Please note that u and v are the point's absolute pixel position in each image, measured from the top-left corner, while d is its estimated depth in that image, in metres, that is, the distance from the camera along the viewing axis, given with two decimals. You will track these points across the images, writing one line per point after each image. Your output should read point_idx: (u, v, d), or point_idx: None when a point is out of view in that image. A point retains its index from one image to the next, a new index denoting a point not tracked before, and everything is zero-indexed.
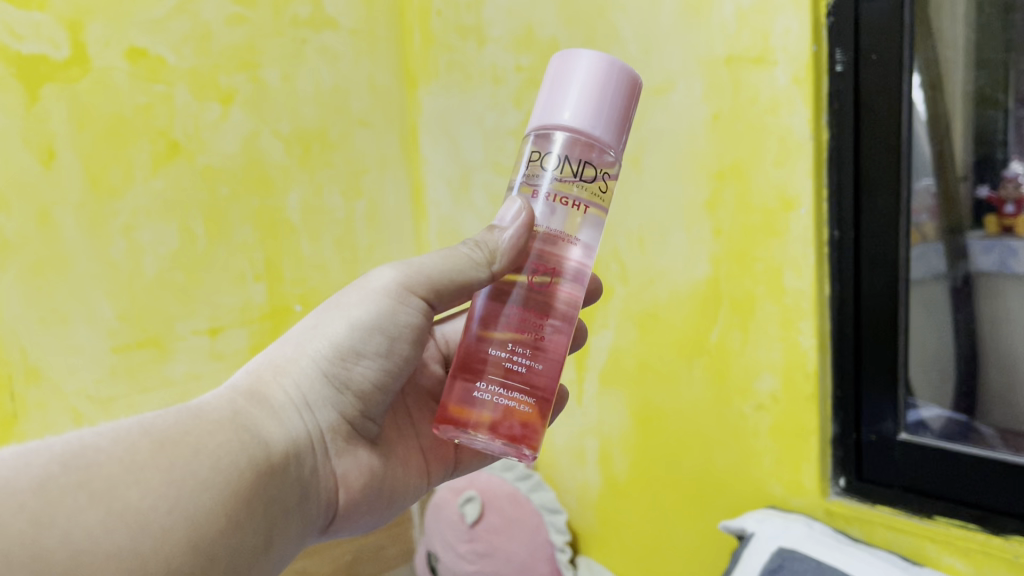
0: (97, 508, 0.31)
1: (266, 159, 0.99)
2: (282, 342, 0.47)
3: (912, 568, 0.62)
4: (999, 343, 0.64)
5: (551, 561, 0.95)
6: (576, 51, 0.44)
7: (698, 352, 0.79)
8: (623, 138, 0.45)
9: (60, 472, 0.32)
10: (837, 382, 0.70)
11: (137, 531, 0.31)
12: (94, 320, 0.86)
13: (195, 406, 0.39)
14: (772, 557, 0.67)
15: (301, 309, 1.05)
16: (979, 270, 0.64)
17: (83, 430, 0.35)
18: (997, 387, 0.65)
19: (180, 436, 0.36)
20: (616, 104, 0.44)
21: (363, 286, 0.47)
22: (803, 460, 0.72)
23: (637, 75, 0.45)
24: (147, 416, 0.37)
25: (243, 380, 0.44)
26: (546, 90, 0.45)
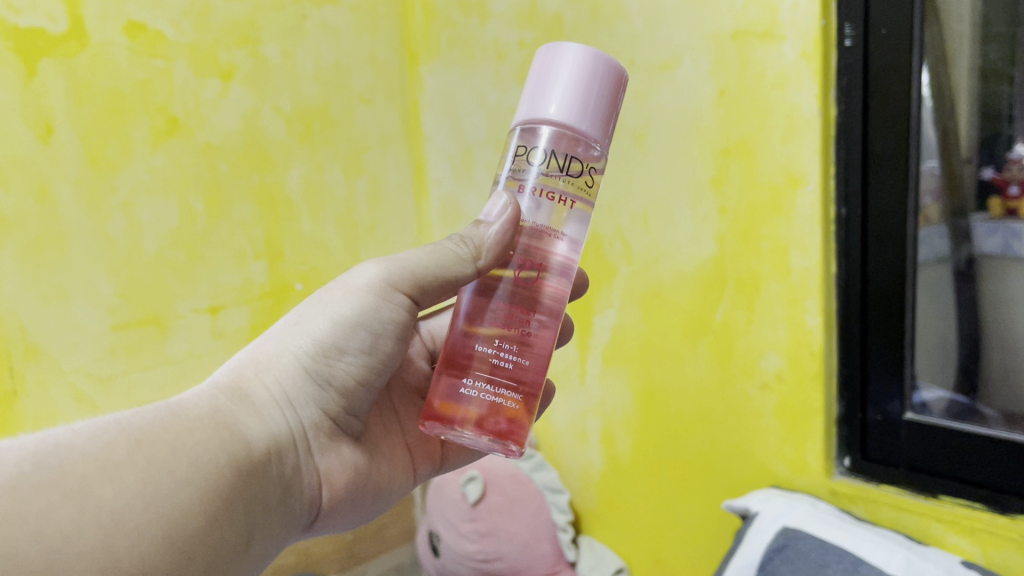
0: (70, 506, 0.30)
1: (266, 136, 0.98)
2: (264, 341, 0.47)
3: (918, 548, 0.62)
4: (1001, 327, 0.63)
5: (553, 541, 0.95)
6: (562, 44, 0.43)
7: (702, 331, 0.78)
8: (610, 132, 0.44)
9: (34, 470, 0.31)
10: (843, 359, 0.69)
11: (110, 529, 0.31)
12: (94, 298, 0.85)
13: (175, 404, 0.38)
14: (777, 537, 0.67)
15: (301, 288, 1.05)
16: (983, 252, 0.62)
17: (55, 427, 0.34)
18: (999, 369, 0.64)
19: (158, 434, 0.35)
20: (603, 95, 0.43)
21: (346, 282, 0.46)
22: (808, 439, 0.71)
23: (624, 69, 0.44)
24: (122, 414, 0.36)
25: (225, 377, 0.43)
26: (529, 85, 0.44)
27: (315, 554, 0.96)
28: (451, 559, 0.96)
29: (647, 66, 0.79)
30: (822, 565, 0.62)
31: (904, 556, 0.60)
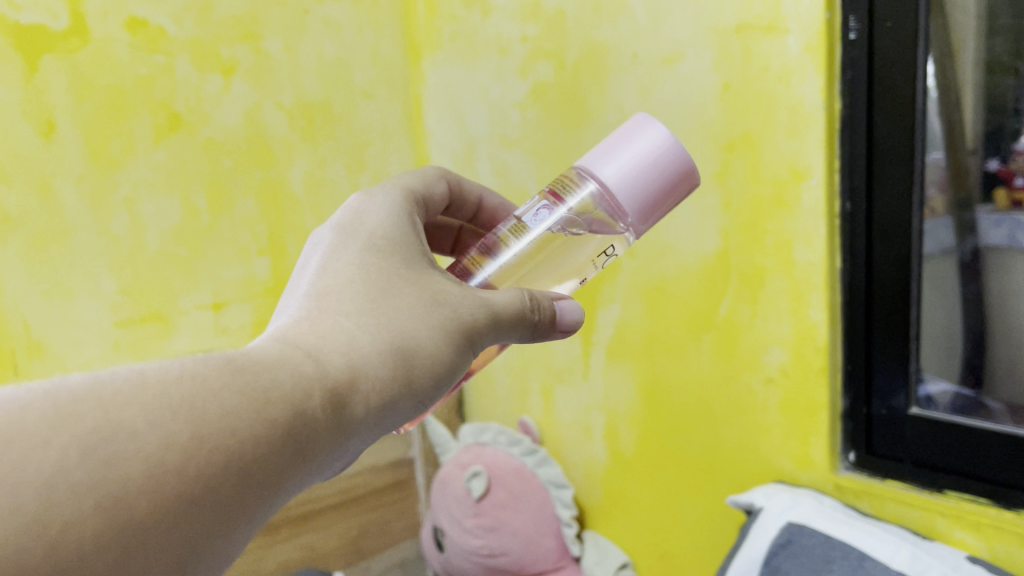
0: (99, 516, 0.26)
1: (268, 132, 0.98)
2: (364, 306, 0.40)
3: (923, 543, 0.61)
4: (1006, 320, 0.63)
5: (558, 536, 0.95)
6: (649, 131, 0.52)
7: (706, 326, 0.78)
8: (648, 219, 0.52)
9: (63, 471, 0.26)
10: (848, 354, 0.69)
11: (132, 552, 0.27)
12: (97, 294, 0.86)
13: (270, 396, 0.33)
14: (782, 532, 0.67)
15: None
16: (988, 244, 0.62)
17: (103, 394, 0.29)
18: (1004, 363, 0.63)
19: (230, 440, 0.30)
20: (657, 187, 0.51)
21: (451, 314, 0.42)
22: (813, 434, 0.71)
23: (689, 175, 0.52)
24: (199, 389, 0.31)
25: (335, 360, 0.36)
26: (607, 144, 0.53)
27: (320, 549, 0.96)
28: (455, 554, 0.95)
29: (649, 60, 0.78)
30: (827, 561, 0.62)
31: (910, 550, 0.60)
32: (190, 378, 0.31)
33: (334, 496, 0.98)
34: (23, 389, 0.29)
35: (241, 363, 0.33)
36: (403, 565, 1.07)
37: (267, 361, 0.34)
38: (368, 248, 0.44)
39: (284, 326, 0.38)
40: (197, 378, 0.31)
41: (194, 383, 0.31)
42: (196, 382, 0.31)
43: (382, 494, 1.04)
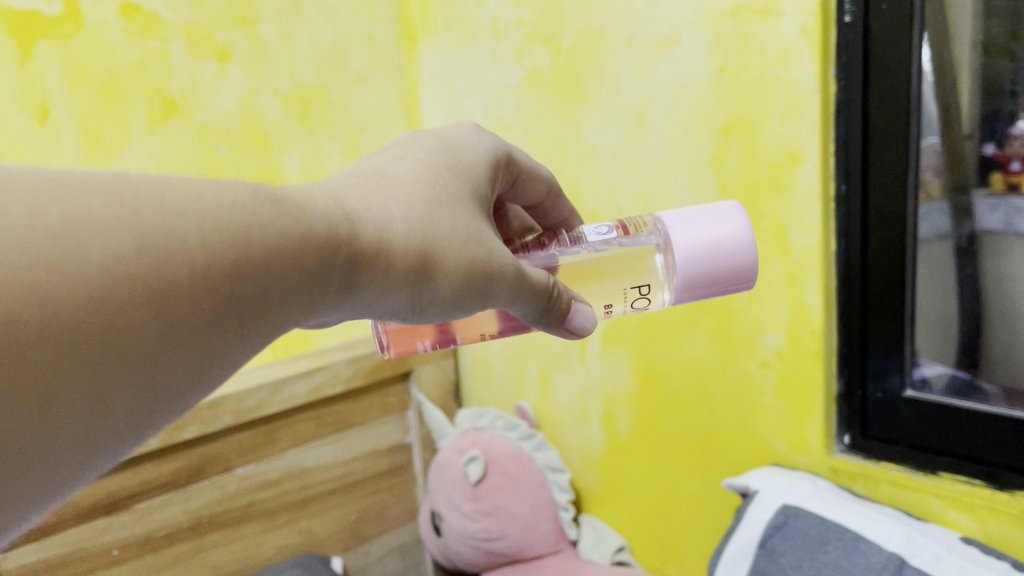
0: (135, 291, 0.28)
1: (264, 117, 0.98)
2: (412, 197, 0.41)
3: (916, 523, 0.62)
4: (1003, 302, 0.63)
5: (555, 520, 0.95)
6: (739, 221, 0.52)
7: (703, 311, 0.79)
8: (692, 293, 0.52)
9: (118, 262, 0.28)
10: (843, 337, 0.70)
11: (149, 335, 0.29)
12: None
13: (299, 242, 0.35)
14: (776, 514, 0.67)
15: None
16: (984, 228, 0.62)
17: (164, 200, 0.31)
18: (1000, 346, 0.63)
19: (255, 273, 0.33)
20: (713, 272, 0.51)
21: (486, 251, 0.43)
22: (808, 417, 0.72)
23: (750, 277, 0.52)
24: (253, 219, 0.33)
25: (366, 231, 0.38)
26: (692, 209, 0.54)
27: (319, 534, 0.97)
28: (452, 538, 0.95)
29: (646, 43, 0.78)
30: (822, 542, 0.62)
31: (903, 532, 0.60)
32: (245, 209, 0.33)
33: (332, 482, 0.98)
34: (97, 173, 0.30)
35: (288, 207, 0.35)
36: (402, 550, 1.07)
37: (311, 212, 0.36)
38: (449, 164, 0.46)
39: (336, 183, 0.41)
40: (251, 211, 0.33)
41: (247, 212, 0.33)
42: (253, 213, 0.33)
43: (381, 479, 1.04)
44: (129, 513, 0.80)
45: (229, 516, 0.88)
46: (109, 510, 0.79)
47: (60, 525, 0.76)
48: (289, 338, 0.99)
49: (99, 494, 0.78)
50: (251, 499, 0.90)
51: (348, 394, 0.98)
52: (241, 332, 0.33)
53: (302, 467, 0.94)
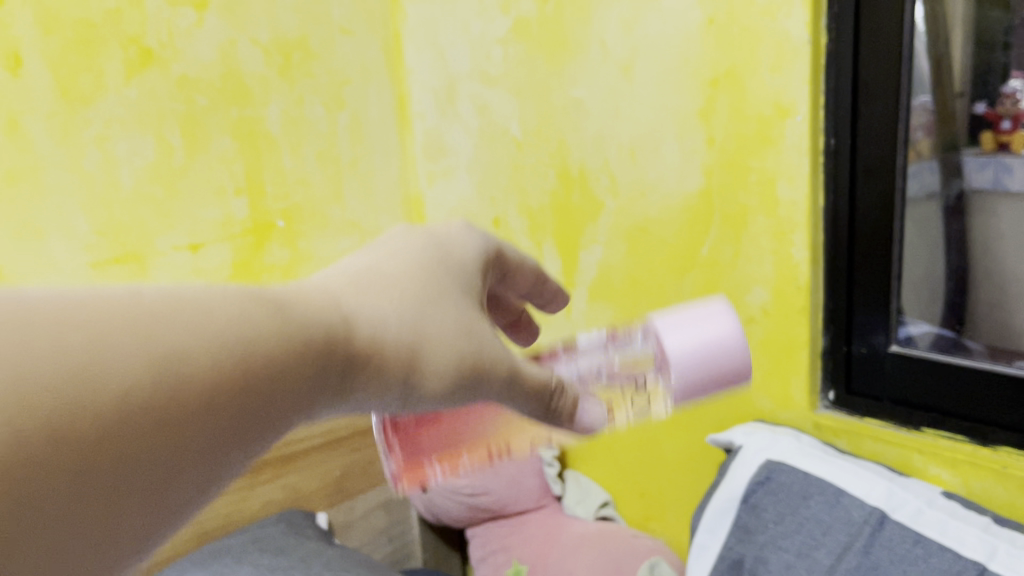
0: (152, 418, 0.23)
1: (244, 68, 0.93)
2: (422, 287, 0.35)
3: (899, 478, 0.62)
4: (990, 261, 0.65)
5: (540, 475, 0.96)
6: (725, 331, 0.59)
7: (688, 267, 0.78)
8: (688, 395, 0.59)
9: (133, 382, 0.23)
10: (829, 293, 0.69)
11: (148, 485, 0.23)
12: (71, 234, 0.80)
13: (286, 342, 0.28)
14: (760, 469, 0.67)
15: (284, 226, 0.99)
16: (974, 188, 0.63)
17: (168, 312, 0.25)
18: (988, 303, 0.65)
19: (242, 398, 0.26)
20: (704, 380, 0.58)
21: (497, 367, 0.37)
22: (792, 373, 0.71)
23: (739, 372, 0.59)
24: (230, 328, 0.26)
25: (363, 332, 0.32)
26: (680, 312, 0.61)
27: (303, 490, 0.97)
28: (437, 493, 0.95)
29: None
30: (805, 496, 0.63)
31: (886, 488, 0.60)
32: (246, 318, 0.27)
33: (317, 438, 0.97)
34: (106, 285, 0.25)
35: (277, 309, 0.29)
36: (387, 506, 1.07)
37: (298, 311, 0.30)
38: (451, 249, 0.40)
39: (332, 280, 0.34)
40: (244, 315, 0.27)
41: (243, 320, 0.27)
42: (242, 312, 0.27)
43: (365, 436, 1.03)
44: None
45: None
46: None
47: None
48: None
49: None
50: None
51: None
52: (222, 479, 0.26)
53: None
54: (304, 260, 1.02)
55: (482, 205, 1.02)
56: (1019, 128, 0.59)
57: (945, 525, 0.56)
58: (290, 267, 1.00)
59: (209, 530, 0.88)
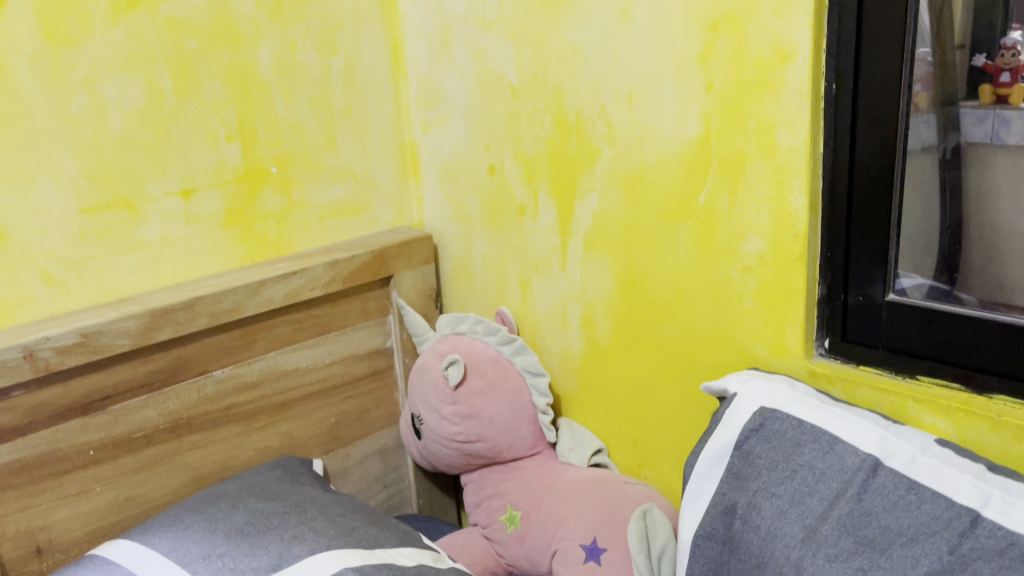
0: None
1: (234, 10, 0.89)
2: None
3: (892, 426, 0.62)
4: (983, 215, 0.62)
5: (533, 424, 0.94)
6: None
7: (685, 215, 0.77)
8: None
9: None
10: (827, 242, 0.68)
11: None
12: (59, 178, 0.79)
13: None
14: (753, 417, 0.67)
15: (277, 173, 0.96)
16: (970, 141, 0.61)
17: None
18: (980, 260, 0.63)
19: None
20: None
21: None
22: (788, 321, 0.71)
23: None
24: None
25: None
26: None
27: (299, 436, 0.97)
28: (432, 440, 0.96)
29: None
30: (798, 444, 0.63)
31: (879, 436, 0.60)
32: None
33: (311, 385, 0.98)
34: None
35: None
36: (383, 454, 1.08)
37: None
38: None
39: None
40: None
41: None
42: None
43: (361, 384, 1.03)
44: (105, 415, 0.79)
45: (208, 419, 0.88)
46: (84, 411, 0.78)
47: (34, 424, 0.75)
48: (265, 241, 0.96)
49: (74, 396, 0.77)
50: (229, 402, 0.90)
51: (325, 298, 0.97)
52: None
53: (281, 371, 0.94)
54: (297, 209, 0.99)
55: (477, 153, 0.99)
56: (1018, 81, 0.57)
57: (937, 471, 0.56)
58: (284, 216, 0.98)
59: (204, 475, 0.89)
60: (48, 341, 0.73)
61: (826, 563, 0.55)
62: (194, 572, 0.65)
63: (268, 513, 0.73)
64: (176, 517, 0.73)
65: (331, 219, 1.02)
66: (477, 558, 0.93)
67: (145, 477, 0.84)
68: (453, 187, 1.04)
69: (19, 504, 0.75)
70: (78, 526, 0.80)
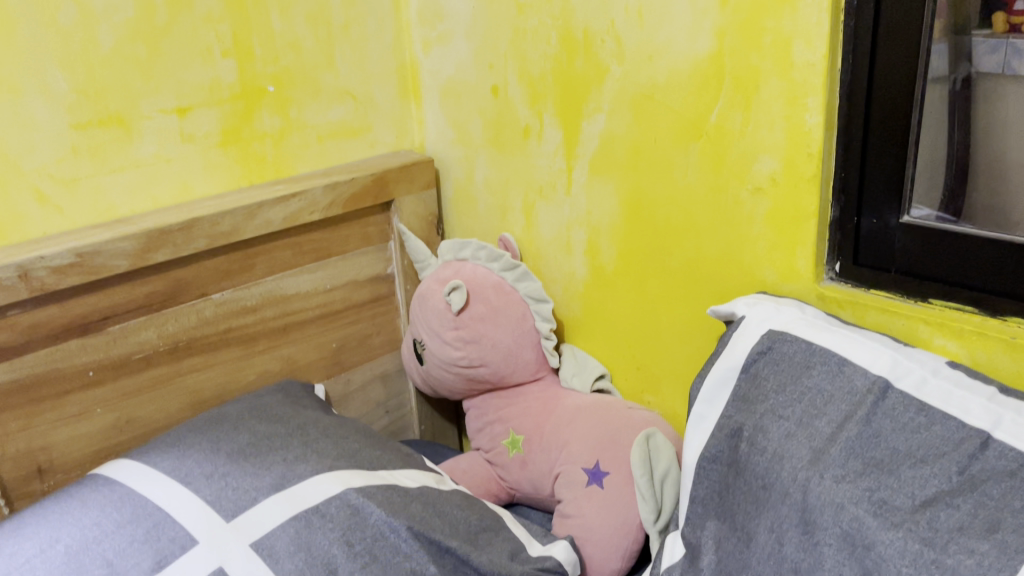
0: None
1: None
2: None
3: (903, 348, 0.61)
4: (990, 145, 0.62)
5: (536, 349, 0.94)
6: None
7: (695, 136, 0.75)
8: None
9: None
10: (841, 163, 0.66)
11: None
12: (49, 93, 0.77)
13: None
14: (761, 340, 0.66)
15: (274, 92, 0.93)
16: (980, 71, 0.60)
17: None
18: (984, 193, 0.62)
19: None
20: None
21: None
22: (799, 243, 0.70)
23: None
24: None
25: None
26: None
27: (300, 361, 0.97)
28: (434, 366, 0.96)
29: None
30: (807, 367, 0.62)
31: (890, 357, 0.59)
32: None
33: (311, 310, 0.96)
34: None
35: None
36: (384, 379, 1.07)
37: None
38: None
39: None
40: None
41: None
42: None
43: (361, 309, 1.02)
44: (104, 336, 0.79)
45: (208, 342, 0.87)
46: (82, 332, 0.77)
47: (32, 343, 0.74)
48: (263, 163, 0.94)
49: (71, 316, 0.76)
50: (228, 325, 0.89)
51: (324, 221, 0.95)
52: None
53: (282, 295, 0.93)
54: (296, 129, 0.96)
55: (480, 73, 0.96)
56: None
57: (948, 393, 0.56)
58: (282, 137, 0.95)
59: (206, 398, 0.88)
60: (42, 261, 0.72)
61: (833, 483, 0.54)
62: (196, 491, 0.65)
63: (270, 435, 0.73)
64: (177, 438, 0.73)
65: (330, 141, 1.00)
66: (479, 482, 0.93)
67: (145, 399, 0.83)
68: (455, 108, 1.02)
69: (19, 424, 0.75)
70: (79, 448, 0.79)
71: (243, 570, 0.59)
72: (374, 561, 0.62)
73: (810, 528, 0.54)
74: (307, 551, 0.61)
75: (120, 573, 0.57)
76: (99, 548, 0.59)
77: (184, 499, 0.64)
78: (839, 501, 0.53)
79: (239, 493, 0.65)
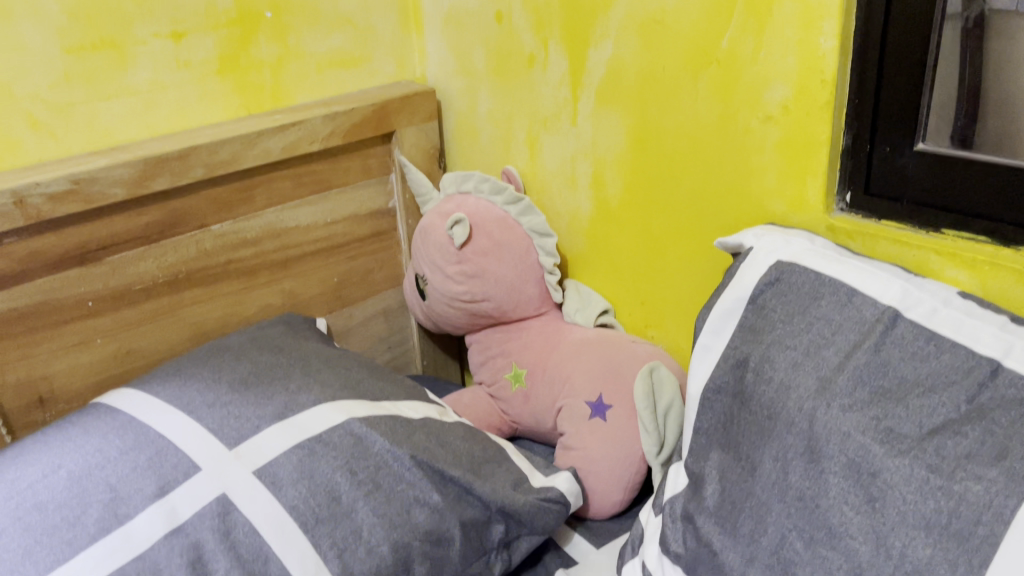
0: None
1: None
2: None
3: (914, 278, 0.60)
4: (1002, 87, 0.60)
5: (539, 284, 0.93)
6: None
7: (706, 62, 0.73)
8: None
9: None
10: (856, 88, 0.64)
11: None
12: (39, 15, 0.74)
13: None
14: (769, 271, 0.65)
15: (272, 18, 0.90)
16: (994, 10, 0.58)
17: None
18: (995, 134, 0.60)
19: None
20: None
21: None
22: (810, 173, 0.69)
23: None
24: None
25: None
26: None
27: (301, 295, 0.96)
28: (437, 301, 0.95)
29: None
30: (815, 297, 0.61)
31: (901, 287, 0.58)
32: None
33: (312, 244, 0.95)
34: None
35: None
36: (387, 315, 1.07)
37: None
38: None
39: None
40: None
41: None
42: None
43: (363, 244, 1.01)
44: (102, 267, 0.78)
45: (208, 274, 0.86)
46: (79, 262, 0.76)
47: (29, 272, 0.73)
48: (261, 92, 0.92)
49: (68, 246, 0.75)
50: (228, 258, 0.88)
51: (324, 153, 0.93)
52: None
53: (282, 228, 0.91)
54: (294, 57, 0.94)
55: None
56: None
57: (959, 323, 0.55)
58: (280, 65, 0.93)
59: (207, 330, 0.88)
60: (37, 188, 0.70)
61: (840, 412, 0.54)
62: (199, 419, 0.64)
63: (271, 365, 0.73)
64: (178, 368, 0.73)
65: (329, 71, 0.97)
66: (482, 415, 0.93)
67: (145, 330, 0.83)
68: (458, 37, 0.99)
69: (20, 353, 0.74)
70: (80, 378, 0.79)
71: (248, 496, 0.59)
72: (377, 489, 0.63)
73: (815, 456, 0.54)
74: (310, 478, 0.61)
75: (124, 498, 0.57)
76: (102, 474, 0.59)
77: (186, 427, 0.63)
78: (846, 431, 0.53)
79: (241, 421, 0.64)
